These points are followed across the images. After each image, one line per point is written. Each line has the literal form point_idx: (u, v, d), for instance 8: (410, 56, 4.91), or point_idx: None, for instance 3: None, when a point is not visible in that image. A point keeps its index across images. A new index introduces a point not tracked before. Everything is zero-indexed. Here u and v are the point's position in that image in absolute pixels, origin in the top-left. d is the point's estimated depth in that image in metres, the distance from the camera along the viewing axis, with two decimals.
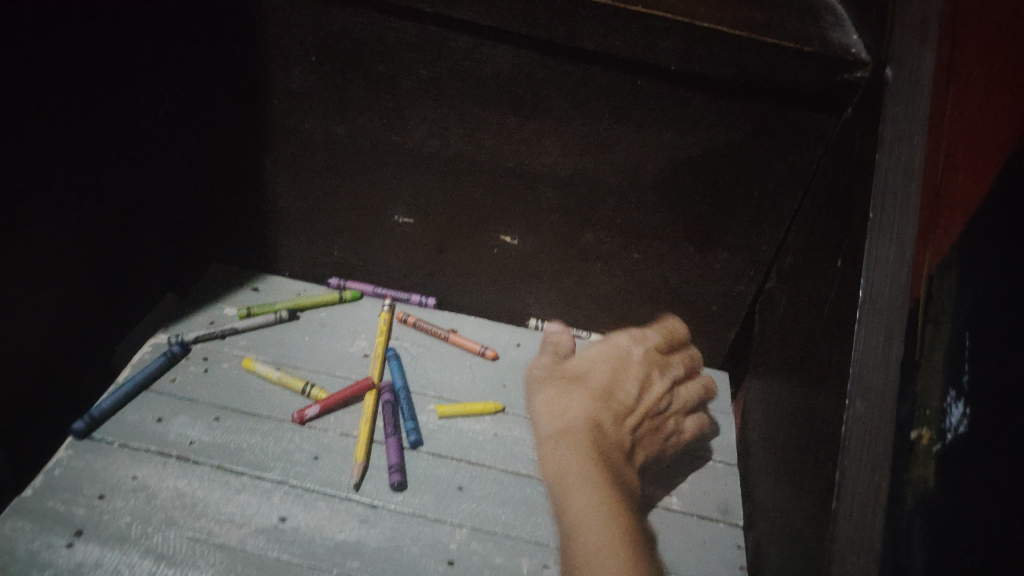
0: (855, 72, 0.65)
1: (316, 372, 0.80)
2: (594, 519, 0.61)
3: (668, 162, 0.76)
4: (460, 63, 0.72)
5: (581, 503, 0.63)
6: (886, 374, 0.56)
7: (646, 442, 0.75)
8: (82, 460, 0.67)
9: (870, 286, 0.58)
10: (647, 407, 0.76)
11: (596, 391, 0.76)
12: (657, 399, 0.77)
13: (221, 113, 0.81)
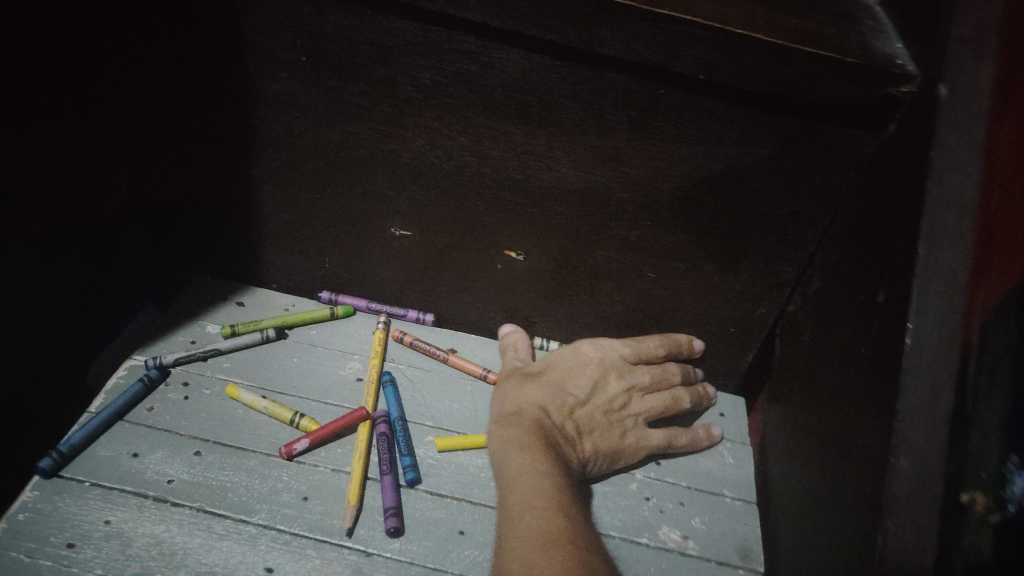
0: (903, 87, 0.59)
1: (305, 399, 0.75)
2: (534, 496, 0.61)
3: (687, 179, 0.71)
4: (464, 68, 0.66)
5: (524, 484, 0.62)
6: (934, 431, 0.50)
7: (598, 436, 0.73)
8: (50, 503, 0.61)
9: (918, 331, 0.52)
10: (602, 403, 0.76)
11: (549, 385, 0.76)
12: (611, 400, 0.76)
13: (204, 116, 0.74)
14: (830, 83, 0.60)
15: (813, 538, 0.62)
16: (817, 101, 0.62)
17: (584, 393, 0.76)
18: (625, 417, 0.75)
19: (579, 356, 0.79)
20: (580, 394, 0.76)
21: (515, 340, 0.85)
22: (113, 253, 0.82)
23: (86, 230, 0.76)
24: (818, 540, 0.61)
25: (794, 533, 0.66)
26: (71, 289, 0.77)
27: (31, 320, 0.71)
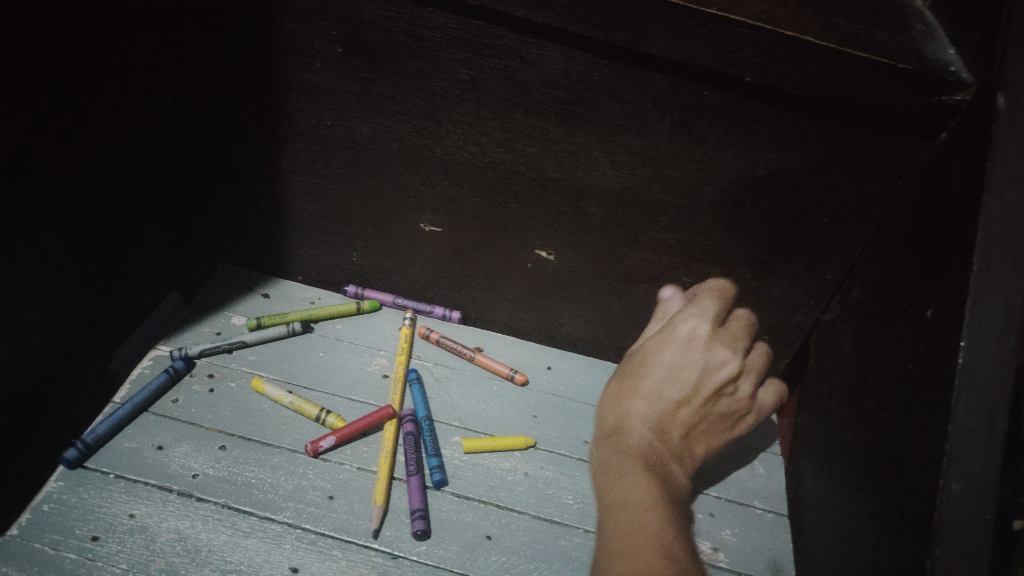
0: (958, 94, 0.57)
1: (331, 395, 0.75)
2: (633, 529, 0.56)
3: (728, 183, 0.69)
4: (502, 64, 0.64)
5: (629, 524, 0.57)
6: (988, 455, 0.48)
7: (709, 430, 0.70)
8: (74, 495, 0.61)
9: (971, 350, 0.50)
10: (709, 394, 0.68)
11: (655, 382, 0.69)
12: (721, 384, 0.68)
13: (236, 106, 0.73)
14: (883, 89, 0.58)
15: (848, 554, 0.61)
16: (867, 106, 0.60)
17: (687, 386, 0.68)
18: (739, 400, 0.71)
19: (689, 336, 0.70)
20: (687, 388, 0.68)
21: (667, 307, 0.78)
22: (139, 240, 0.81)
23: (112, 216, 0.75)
24: (854, 556, 0.60)
25: (828, 545, 0.65)
26: (97, 277, 0.76)
27: (57, 308, 0.71)
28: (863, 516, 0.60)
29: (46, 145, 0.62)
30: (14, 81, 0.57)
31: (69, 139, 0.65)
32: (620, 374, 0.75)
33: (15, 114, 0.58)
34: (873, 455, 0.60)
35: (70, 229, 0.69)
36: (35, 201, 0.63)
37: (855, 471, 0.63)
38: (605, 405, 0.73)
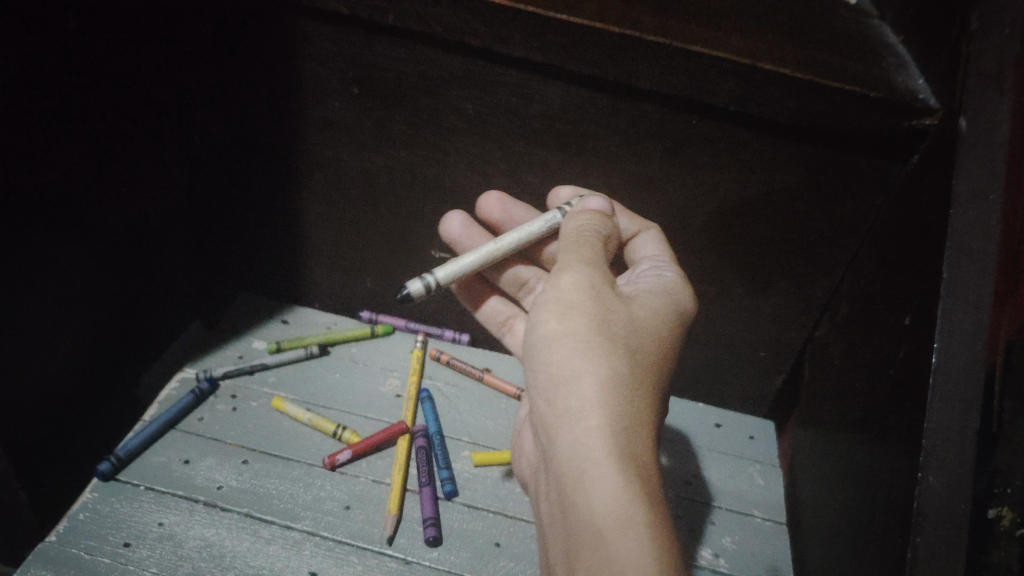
0: (925, 119, 0.61)
1: (347, 413, 0.79)
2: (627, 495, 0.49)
3: (718, 205, 0.74)
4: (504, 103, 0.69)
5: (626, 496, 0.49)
6: (962, 447, 0.51)
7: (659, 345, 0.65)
8: (107, 505, 0.65)
9: (945, 353, 0.53)
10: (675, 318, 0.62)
11: (643, 343, 0.56)
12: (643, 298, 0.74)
13: (258, 142, 0.79)
14: (857, 114, 0.63)
15: (840, 551, 0.64)
16: (845, 131, 0.65)
17: (664, 356, 0.58)
18: None
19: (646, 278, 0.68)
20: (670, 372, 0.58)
21: (587, 227, 0.66)
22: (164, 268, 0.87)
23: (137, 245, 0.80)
24: (846, 553, 0.63)
25: (825, 549, 0.68)
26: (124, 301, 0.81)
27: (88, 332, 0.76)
28: (854, 515, 0.63)
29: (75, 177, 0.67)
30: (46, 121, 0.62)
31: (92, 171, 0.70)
32: (576, 333, 0.55)
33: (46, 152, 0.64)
34: (861, 457, 0.63)
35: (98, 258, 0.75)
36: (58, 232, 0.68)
37: (847, 474, 0.66)
38: (557, 368, 0.54)
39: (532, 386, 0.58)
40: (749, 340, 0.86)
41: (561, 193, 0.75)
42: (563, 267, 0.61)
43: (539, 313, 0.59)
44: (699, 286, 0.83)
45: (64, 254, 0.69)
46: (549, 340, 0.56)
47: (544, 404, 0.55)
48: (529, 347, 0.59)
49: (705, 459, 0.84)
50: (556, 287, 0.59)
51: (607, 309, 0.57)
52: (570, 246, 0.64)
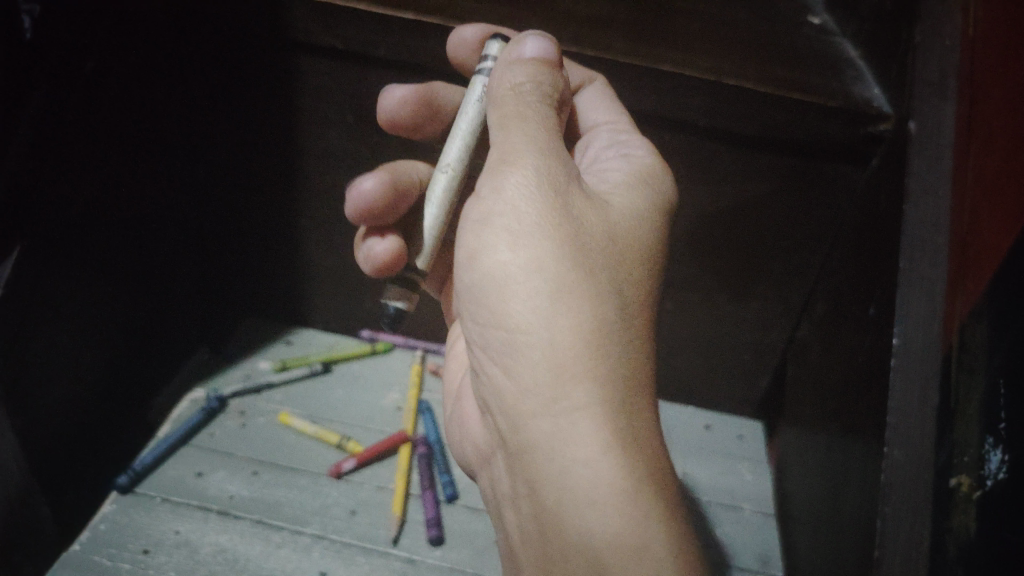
0: (880, 125, 0.65)
1: (350, 425, 0.83)
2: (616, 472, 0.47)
3: (695, 214, 0.79)
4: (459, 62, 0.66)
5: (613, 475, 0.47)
6: (923, 422, 0.53)
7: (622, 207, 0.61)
8: (127, 515, 0.70)
9: (905, 335, 0.55)
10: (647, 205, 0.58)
11: (619, 263, 0.52)
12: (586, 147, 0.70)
13: (259, 171, 0.84)
14: (818, 124, 0.66)
15: (822, 534, 0.67)
16: (807, 140, 0.68)
17: (635, 267, 0.53)
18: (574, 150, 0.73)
19: (613, 157, 0.64)
20: (650, 282, 0.54)
21: (528, 89, 0.56)
22: (173, 295, 0.91)
23: (143, 274, 0.85)
24: (827, 535, 0.66)
25: (809, 537, 0.71)
26: (132, 327, 0.85)
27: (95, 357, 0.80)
28: (834, 499, 0.66)
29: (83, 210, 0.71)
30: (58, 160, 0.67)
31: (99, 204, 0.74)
32: (546, 272, 0.50)
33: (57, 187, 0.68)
34: (837, 444, 0.67)
35: (106, 286, 0.79)
36: (69, 263, 0.72)
37: (826, 463, 0.70)
38: (523, 329, 0.50)
39: (491, 332, 0.53)
40: (734, 343, 0.89)
41: (464, 34, 0.64)
42: (508, 162, 0.54)
43: (497, 240, 0.53)
44: (682, 294, 0.87)
45: (75, 283, 0.74)
46: (511, 280, 0.51)
47: (508, 363, 0.51)
48: (482, 279, 0.54)
49: (697, 458, 0.89)
50: (502, 195, 0.53)
51: (576, 229, 0.51)
52: (508, 126, 0.56)
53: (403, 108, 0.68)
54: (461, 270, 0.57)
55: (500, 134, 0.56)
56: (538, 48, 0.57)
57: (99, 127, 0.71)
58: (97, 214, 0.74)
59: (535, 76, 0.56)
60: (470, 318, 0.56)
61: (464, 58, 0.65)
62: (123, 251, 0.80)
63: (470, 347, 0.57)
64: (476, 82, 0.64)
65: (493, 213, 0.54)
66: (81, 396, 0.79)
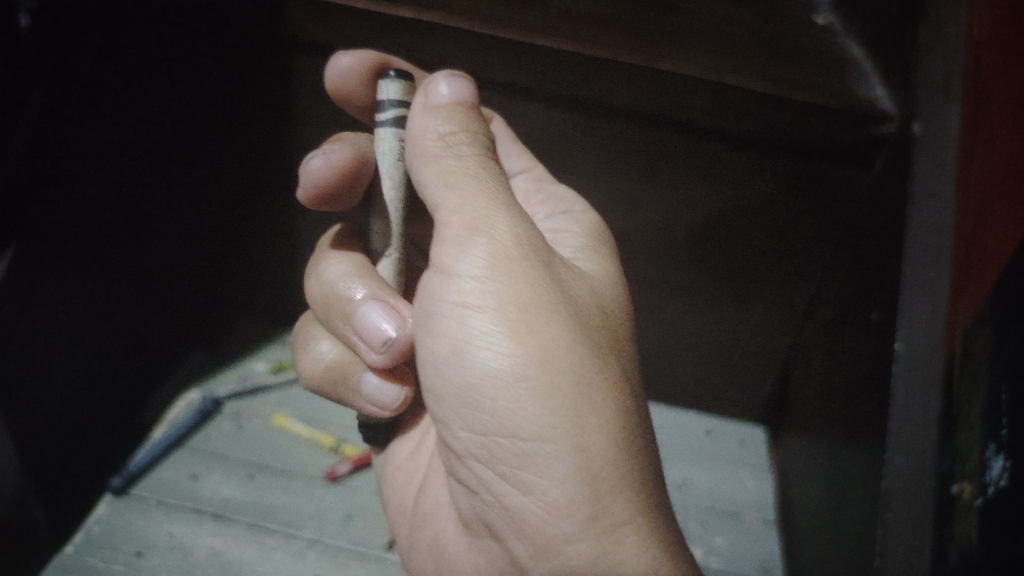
0: (884, 126, 0.63)
1: (345, 429, 0.86)
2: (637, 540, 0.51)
3: (697, 217, 0.79)
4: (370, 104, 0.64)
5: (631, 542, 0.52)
6: (927, 429, 0.50)
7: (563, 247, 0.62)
8: (121, 518, 0.73)
9: (907, 339, 0.51)
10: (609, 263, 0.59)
11: (609, 329, 0.51)
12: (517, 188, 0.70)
13: (259, 168, 0.86)
14: (821, 127, 0.65)
15: (823, 545, 0.66)
16: (808, 142, 0.68)
17: (623, 333, 0.53)
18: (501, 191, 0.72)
19: (546, 206, 0.68)
20: (625, 327, 0.54)
21: (462, 141, 0.51)
22: (170, 296, 0.91)
23: (141, 274, 0.84)
24: (827, 545, 0.65)
25: (812, 545, 0.70)
26: (128, 328, 0.85)
27: (90, 356, 0.79)
28: (834, 509, 0.65)
29: (80, 207, 0.71)
30: (60, 157, 0.67)
31: (98, 203, 0.73)
32: (561, 372, 0.47)
33: (58, 182, 0.67)
34: (838, 453, 0.66)
35: (103, 285, 0.78)
36: (66, 262, 0.71)
37: (828, 471, 0.69)
38: (543, 440, 0.47)
39: (495, 444, 0.50)
40: (735, 349, 0.89)
41: (344, 64, 0.61)
42: (489, 238, 0.50)
43: (491, 337, 0.49)
44: (684, 298, 0.86)
45: (74, 281, 0.73)
46: (512, 381, 0.48)
47: (527, 479, 0.49)
48: (479, 382, 0.50)
49: (699, 463, 0.89)
50: (486, 284, 0.49)
51: (571, 305, 0.50)
52: (473, 199, 0.50)
53: (332, 169, 0.59)
54: (445, 370, 0.52)
55: (455, 201, 0.50)
56: (453, 90, 0.52)
57: (98, 122, 0.70)
58: (94, 211, 0.73)
59: (471, 131, 0.52)
60: (460, 423, 0.52)
61: (354, 88, 0.62)
62: (119, 250, 0.79)
63: (463, 452, 0.53)
64: (387, 136, 0.55)
65: (474, 301, 0.50)
66: (75, 397, 0.79)
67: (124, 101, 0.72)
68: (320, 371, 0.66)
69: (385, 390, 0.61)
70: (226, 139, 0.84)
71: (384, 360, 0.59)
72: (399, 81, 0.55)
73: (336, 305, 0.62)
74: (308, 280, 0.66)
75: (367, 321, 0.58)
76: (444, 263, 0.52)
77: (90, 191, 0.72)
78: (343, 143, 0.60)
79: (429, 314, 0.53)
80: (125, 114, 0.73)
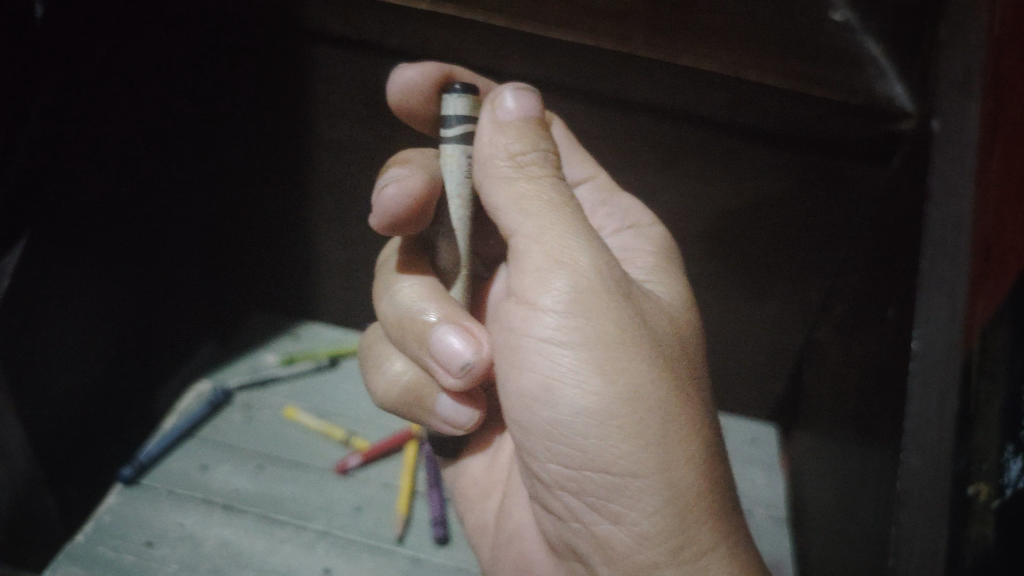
0: (902, 123, 0.63)
1: (357, 421, 0.86)
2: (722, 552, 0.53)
3: (711, 213, 0.79)
4: (435, 116, 0.65)
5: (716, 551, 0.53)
6: (943, 429, 0.49)
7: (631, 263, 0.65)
8: (131, 507, 0.74)
9: (924, 339, 0.51)
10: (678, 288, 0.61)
11: (684, 355, 0.53)
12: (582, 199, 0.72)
13: (272, 157, 0.86)
14: (838, 123, 0.65)
15: (836, 543, 0.66)
16: (825, 138, 0.67)
17: (694, 354, 0.54)
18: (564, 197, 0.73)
19: (612, 218, 0.70)
20: (696, 349, 0.55)
21: (533, 160, 0.51)
22: (181, 287, 0.91)
23: (154, 264, 0.84)
24: (840, 543, 0.65)
25: (824, 543, 0.69)
26: (141, 318, 0.85)
27: (104, 346, 0.80)
28: (849, 506, 0.65)
29: (92, 198, 0.71)
30: (71, 147, 0.66)
31: (109, 193, 0.73)
32: (648, 407, 0.49)
33: (69, 172, 0.67)
34: (852, 451, 0.66)
35: (116, 275, 0.79)
36: (79, 252, 0.71)
37: (842, 471, 0.68)
38: (633, 475, 0.49)
39: (585, 477, 0.52)
40: (748, 345, 0.88)
41: (407, 75, 0.62)
42: (571, 269, 0.50)
43: (579, 376, 0.50)
44: (698, 294, 0.86)
45: (84, 273, 0.73)
46: (599, 414, 0.50)
47: (617, 509, 0.51)
48: (568, 419, 0.51)
49: None
50: (570, 317, 0.50)
51: (652, 335, 0.51)
52: (557, 236, 0.51)
53: (403, 198, 0.56)
54: (532, 405, 0.53)
55: (536, 232, 0.51)
56: (521, 105, 0.51)
57: (110, 112, 0.70)
58: (106, 201, 0.73)
59: (541, 149, 0.51)
60: (546, 455, 0.53)
61: (417, 101, 0.63)
62: (130, 240, 0.79)
63: (552, 483, 0.54)
64: (454, 153, 0.54)
65: (558, 333, 0.51)
66: (88, 387, 0.79)
67: (139, 93, 0.72)
68: (389, 388, 0.65)
69: (460, 412, 0.61)
70: (240, 131, 0.84)
71: (462, 382, 0.57)
72: (465, 95, 0.52)
73: (410, 326, 0.61)
74: (382, 294, 0.65)
75: (443, 347, 0.57)
76: (528, 298, 0.52)
77: (102, 181, 0.72)
78: (412, 168, 0.57)
79: (514, 348, 0.54)
80: (139, 105, 0.73)
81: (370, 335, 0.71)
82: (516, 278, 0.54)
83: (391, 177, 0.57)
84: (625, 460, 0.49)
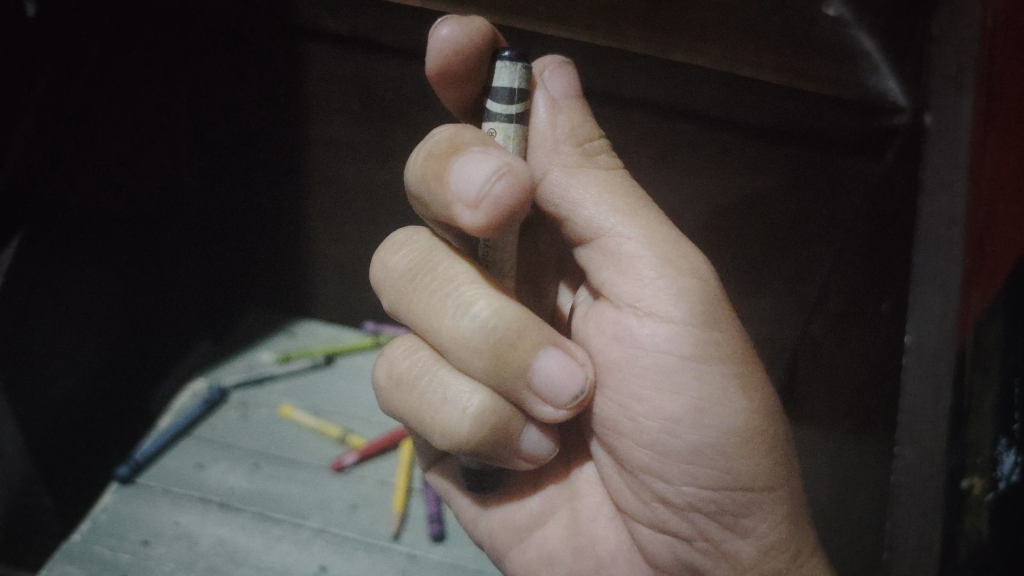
0: (896, 117, 0.62)
1: (351, 419, 0.86)
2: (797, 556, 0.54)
3: (707, 207, 0.79)
4: (479, 91, 0.50)
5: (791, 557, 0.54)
6: (937, 420, 0.49)
7: None
8: (127, 505, 0.74)
9: (918, 334, 0.50)
10: None
11: None
12: None
13: (266, 154, 0.85)
14: (832, 118, 0.65)
15: (834, 538, 0.66)
16: (820, 131, 0.67)
17: None
18: None
19: None
20: None
21: (596, 147, 0.51)
22: (177, 284, 0.91)
23: (149, 262, 0.84)
24: (838, 538, 0.65)
25: (820, 538, 0.69)
26: (136, 316, 0.85)
27: (100, 344, 0.80)
28: (846, 502, 0.65)
29: (84, 196, 0.71)
30: (60, 147, 0.67)
31: (101, 190, 0.73)
32: (773, 420, 0.50)
33: (60, 168, 0.67)
34: (849, 446, 0.66)
35: (109, 269, 0.78)
36: (68, 256, 0.71)
37: (838, 466, 0.68)
38: (766, 488, 0.50)
39: (724, 496, 0.52)
40: None
41: (443, 33, 0.47)
42: (698, 277, 0.50)
43: (722, 394, 0.50)
44: None
45: (73, 270, 0.73)
46: (742, 432, 0.50)
47: (748, 524, 0.52)
48: (710, 439, 0.50)
49: None
50: (706, 331, 0.50)
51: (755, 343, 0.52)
52: (666, 239, 0.50)
53: (520, 189, 0.43)
54: (674, 427, 0.52)
55: (646, 235, 0.50)
56: (566, 83, 0.50)
57: (100, 111, 0.70)
58: (96, 199, 0.73)
59: (598, 137, 0.52)
60: (682, 477, 0.53)
61: (458, 62, 0.48)
62: (123, 238, 0.79)
63: (679, 504, 0.54)
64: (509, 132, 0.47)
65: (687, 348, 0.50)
66: (83, 385, 0.79)
67: (129, 91, 0.72)
68: (463, 430, 0.51)
69: (544, 445, 0.53)
70: (233, 127, 0.84)
71: (568, 409, 0.50)
72: (518, 65, 0.45)
73: (505, 353, 0.49)
74: (443, 311, 0.50)
75: (550, 371, 0.49)
76: (653, 311, 0.51)
77: (94, 178, 0.71)
78: (497, 152, 0.44)
79: (634, 364, 0.52)
80: (130, 103, 0.73)
81: (397, 356, 0.56)
82: (625, 288, 0.52)
83: (492, 167, 0.43)
84: (768, 476, 0.50)
